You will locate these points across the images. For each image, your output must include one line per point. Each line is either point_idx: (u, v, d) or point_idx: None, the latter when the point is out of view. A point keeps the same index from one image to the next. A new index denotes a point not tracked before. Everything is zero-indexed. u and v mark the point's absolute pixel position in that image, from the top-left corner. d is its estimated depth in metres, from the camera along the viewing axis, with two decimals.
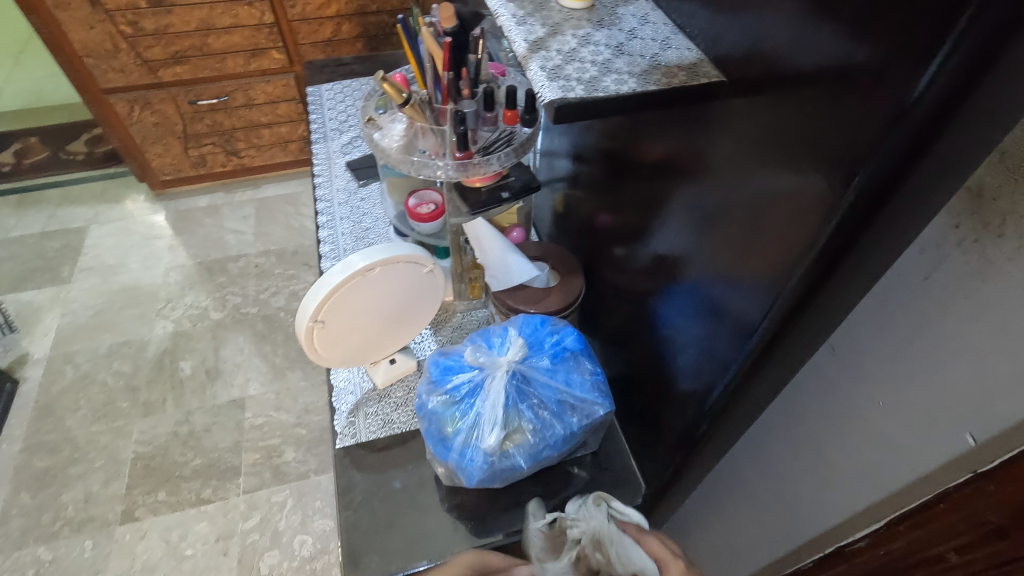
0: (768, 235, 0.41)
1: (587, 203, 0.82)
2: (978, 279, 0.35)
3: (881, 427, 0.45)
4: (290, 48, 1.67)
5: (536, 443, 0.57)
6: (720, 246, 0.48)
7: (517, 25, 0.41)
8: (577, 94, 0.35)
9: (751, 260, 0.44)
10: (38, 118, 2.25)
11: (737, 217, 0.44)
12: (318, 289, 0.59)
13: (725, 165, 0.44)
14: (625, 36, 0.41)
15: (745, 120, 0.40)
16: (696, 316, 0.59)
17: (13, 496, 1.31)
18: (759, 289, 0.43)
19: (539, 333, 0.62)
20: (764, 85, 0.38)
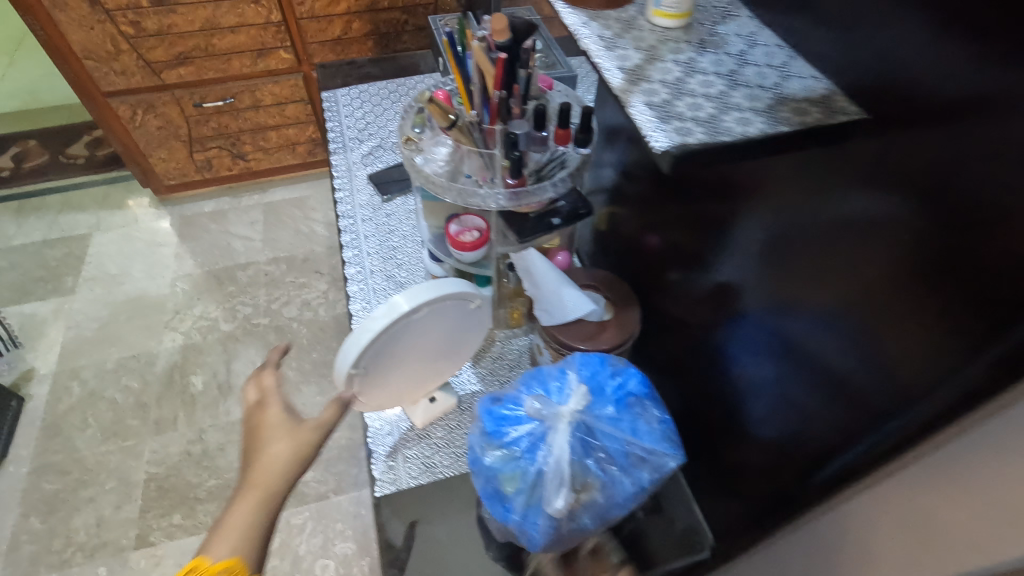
0: (898, 297, 0.35)
1: (634, 223, 0.76)
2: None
3: (942, 524, 0.34)
4: (298, 47, 1.60)
5: (604, 502, 0.52)
6: (830, 310, 0.42)
7: (607, 50, 0.35)
8: (698, 139, 0.30)
9: (869, 321, 0.38)
10: (35, 120, 2.18)
11: (854, 269, 0.39)
12: (361, 334, 0.53)
13: (842, 209, 0.39)
14: (736, 61, 0.35)
15: (899, 171, 0.34)
16: (771, 358, 0.53)
17: (22, 520, 1.26)
18: (879, 356, 0.38)
19: (599, 377, 0.57)
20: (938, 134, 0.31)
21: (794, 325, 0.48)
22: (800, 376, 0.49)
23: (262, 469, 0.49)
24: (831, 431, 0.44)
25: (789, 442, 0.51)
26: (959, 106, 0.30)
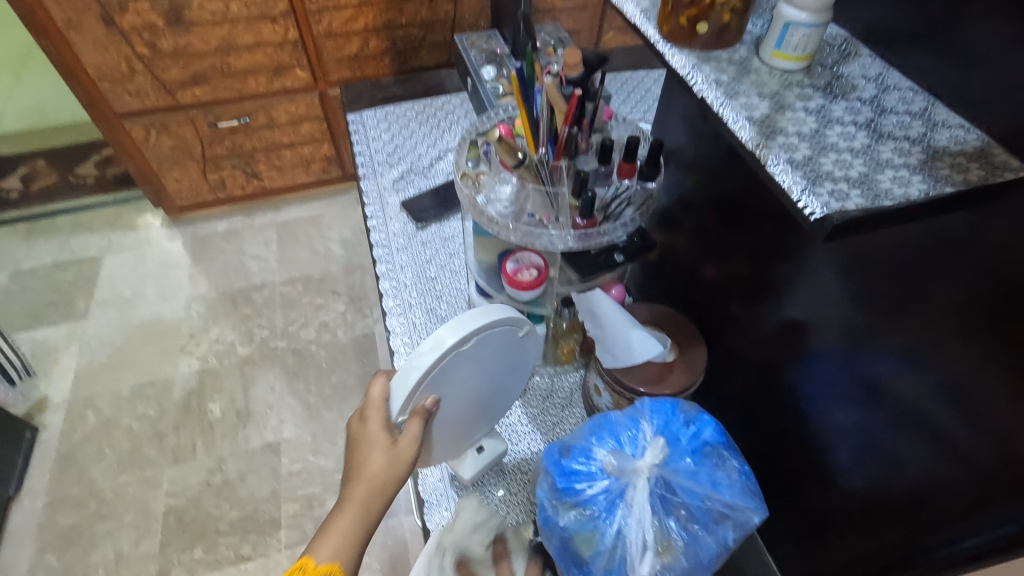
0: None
1: (691, 251, 0.72)
2: None
3: None
4: (314, 65, 1.57)
5: (688, 565, 0.48)
6: (972, 373, 0.39)
7: (728, 99, 0.36)
8: (857, 205, 0.30)
9: (1007, 384, 0.37)
10: (42, 139, 2.15)
11: (991, 329, 0.38)
12: (407, 374, 0.50)
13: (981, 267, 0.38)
14: (872, 109, 0.36)
15: None
16: (850, 402, 0.51)
17: (38, 557, 1.23)
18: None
19: (673, 425, 0.54)
20: None
21: (888, 373, 0.46)
22: (893, 426, 0.46)
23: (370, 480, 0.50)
24: (943, 488, 0.43)
25: (878, 493, 0.49)
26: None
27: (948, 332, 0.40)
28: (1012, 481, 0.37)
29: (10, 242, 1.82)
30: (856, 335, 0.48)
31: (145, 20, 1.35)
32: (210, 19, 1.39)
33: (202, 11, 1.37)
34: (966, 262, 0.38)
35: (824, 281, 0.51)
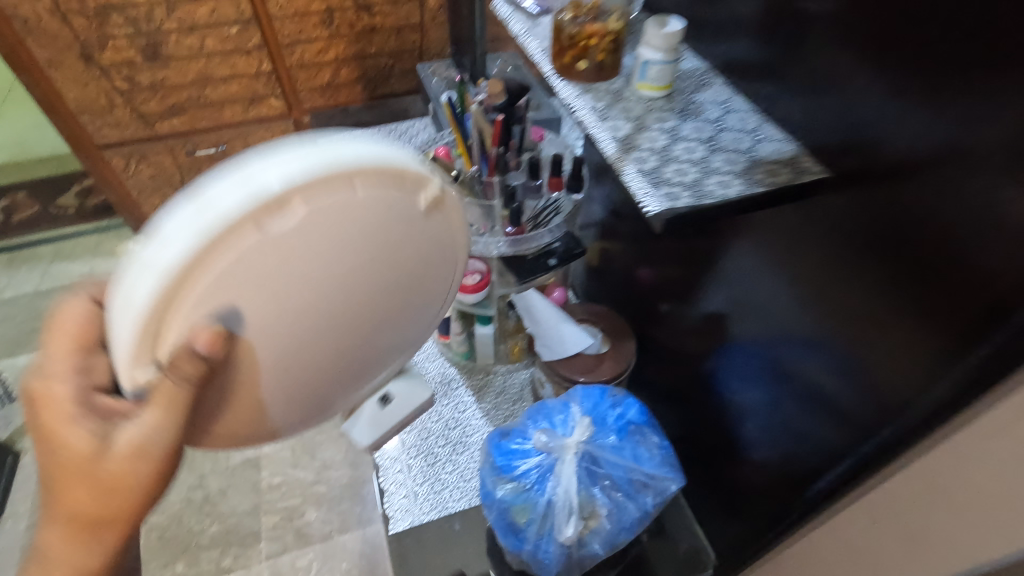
0: (877, 326, 0.40)
1: (628, 255, 0.80)
2: None
3: None
4: (288, 94, 1.65)
5: (611, 528, 0.55)
6: (829, 338, 0.45)
7: (600, 121, 0.44)
8: (685, 203, 0.37)
9: (853, 345, 0.42)
10: (23, 172, 2.19)
11: (835, 300, 0.44)
12: (140, 277, 0.30)
13: (820, 250, 0.44)
14: (713, 126, 0.43)
15: (870, 217, 0.38)
16: (761, 379, 0.57)
17: None
18: (874, 376, 0.41)
19: (601, 407, 0.60)
20: (885, 178, 0.37)
21: (786, 351, 0.52)
22: (793, 399, 0.52)
23: (67, 471, 0.35)
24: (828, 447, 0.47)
25: (784, 459, 0.55)
26: (903, 159, 0.35)
27: (812, 304, 0.47)
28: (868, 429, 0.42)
29: None
30: (764, 320, 0.55)
31: (125, 56, 1.42)
32: (187, 53, 1.46)
33: (179, 46, 1.44)
34: (811, 246, 0.45)
35: (734, 276, 0.58)
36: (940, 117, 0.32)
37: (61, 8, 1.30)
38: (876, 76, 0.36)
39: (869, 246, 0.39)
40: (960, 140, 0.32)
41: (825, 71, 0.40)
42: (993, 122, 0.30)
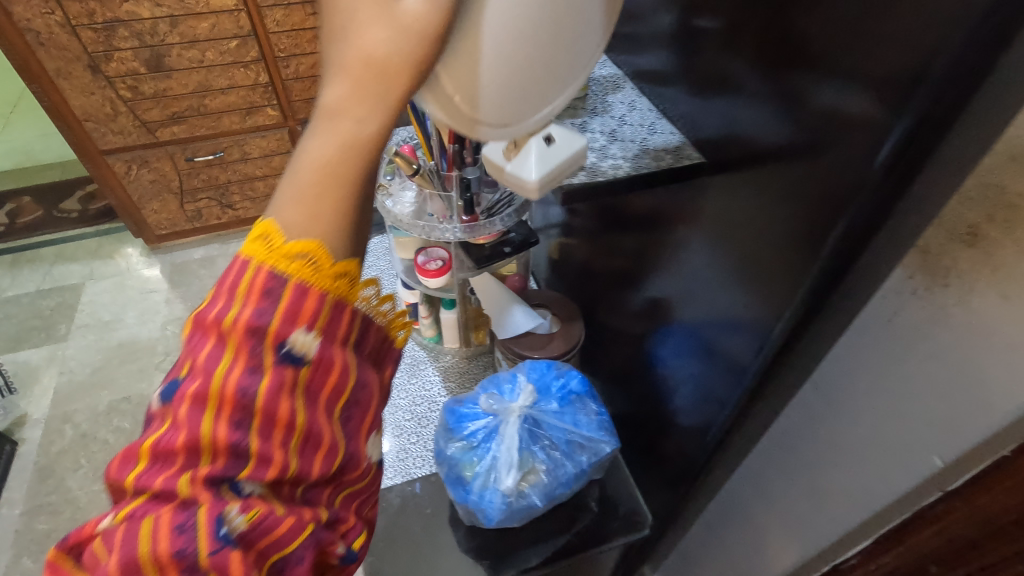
0: (779, 281, 0.48)
1: (584, 250, 0.85)
2: (934, 320, 0.40)
3: (894, 427, 0.45)
4: (284, 105, 1.74)
5: (549, 482, 0.61)
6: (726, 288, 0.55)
7: None
8: (580, 181, 0.57)
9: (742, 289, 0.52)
10: (29, 178, 2.28)
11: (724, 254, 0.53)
12: None
13: (708, 217, 0.54)
14: (617, 122, 0.61)
15: (743, 185, 0.49)
16: (694, 355, 0.63)
17: (13, 561, 1.30)
18: (757, 311, 0.51)
19: (546, 378, 0.67)
20: (751, 158, 0.46)
21: (717, 327, 0.58)
22: (711, 355, 0.60)
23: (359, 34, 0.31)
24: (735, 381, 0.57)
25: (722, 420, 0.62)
26: (761, 140, 0.45)
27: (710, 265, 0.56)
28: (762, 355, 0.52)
29: None
30: (693, 299, 0.61)
31: (129, 67, 1.51)
32: (188, 65, 1.55)
33: (181, 58, 1.53)
34: (700, 215, 0.55)
35: (665, 261, 0.64)
36: None
37: (71, 22, 1.39)
38: (751, 63, 0.45)
39: (766, 220, 0.47)
40: (800, 110, 0.41)
41: (716, 73, 0.48)
42: None
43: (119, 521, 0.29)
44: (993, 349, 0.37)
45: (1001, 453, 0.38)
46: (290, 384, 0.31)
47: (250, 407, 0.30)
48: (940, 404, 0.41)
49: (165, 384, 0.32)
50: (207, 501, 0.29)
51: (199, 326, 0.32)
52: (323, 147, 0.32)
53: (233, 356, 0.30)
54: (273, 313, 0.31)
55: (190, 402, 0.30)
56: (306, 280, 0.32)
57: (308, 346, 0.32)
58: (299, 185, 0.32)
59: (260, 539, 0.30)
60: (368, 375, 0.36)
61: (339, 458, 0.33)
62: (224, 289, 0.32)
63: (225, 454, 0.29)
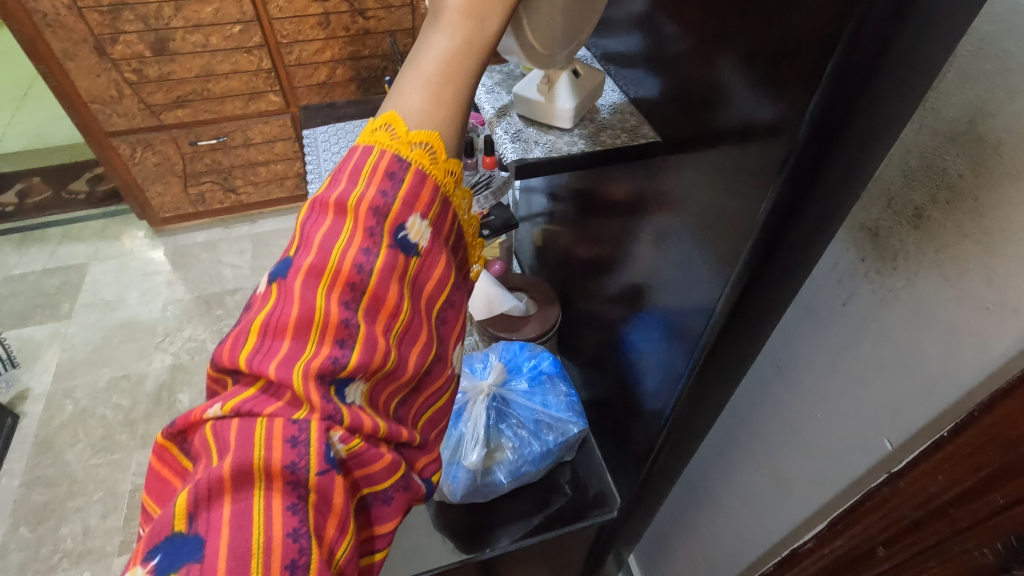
0: (715, 256, 0.46)
1: (565, 236, 0.85)
2: (882, 302, 0.40)
3: (847, 410, 0.45)
4: (287, 91, 1.76)
5: (515, 459, 0.62)
6: (679, 268, 0.54)
7: (488, 94, 0.61)
8: (535, 158, 0.52)
9: (693, 270, 0.51)
10: (40, 159, 2.32)
11: (680, 233, 0.52)
12: None
13: (667, 198, 0.53)
14: None
15: (690, 165, 0.48)
16: (661, 340, 0.62)
17: (12, 530, 1.33)
18: (703, 292, 0.49)
19: (518, 359, 0.68)
20: (699, 139, 0.46)
21: (673, 310, 0.57)
22: (672, 340, 0.58)
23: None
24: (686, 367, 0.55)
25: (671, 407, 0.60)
26: (704, 124, 0.45)
27: (671, 245, 0.54)
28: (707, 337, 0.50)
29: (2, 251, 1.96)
30: (659, 285, 0.59)
31: (134, 50, 1.53)
32: (192, 50, 1.57)
33: (185, 42, 1.55)
34: (660, 197, 0.54)
35: (635, 244, 0.63)
36: (743, 78, 0.39)
37: (77, 4, 1.41)
38: (696, 48, 0.45)
39: (710, 195, 0.45)
40: (735, 94, 0.40)
41: (678, 52, 0.48)
42: (755, 77, 0.38)
43: (228, 411, 0.28)
44: (936, 336, 0.36)
45: (939, 436, 0.37)
46: (399, 269, 0.34)
47: (368, 286, 0.32)
48: (887, 390, 0.41)
49: (276, 266, 0.33)
50: (319, 389, 0.29)
51: (318, 208, 0.34)
52: (447, 40, 0.36)
53: (357, 231, 0.33)
54: (395, 195, 0.35)
55: (310, 273, 0.31)
56: (425, 166, 0.35)
57: (421, 235, 0.36)
58: (422, 74, 0.36)
59: (368, 430, 0.31)
60: (454, 283, 0.40)
61: (429, 355, 0.36)
62: (344, 175, 0.35)
63: (341, 331, 0.31)
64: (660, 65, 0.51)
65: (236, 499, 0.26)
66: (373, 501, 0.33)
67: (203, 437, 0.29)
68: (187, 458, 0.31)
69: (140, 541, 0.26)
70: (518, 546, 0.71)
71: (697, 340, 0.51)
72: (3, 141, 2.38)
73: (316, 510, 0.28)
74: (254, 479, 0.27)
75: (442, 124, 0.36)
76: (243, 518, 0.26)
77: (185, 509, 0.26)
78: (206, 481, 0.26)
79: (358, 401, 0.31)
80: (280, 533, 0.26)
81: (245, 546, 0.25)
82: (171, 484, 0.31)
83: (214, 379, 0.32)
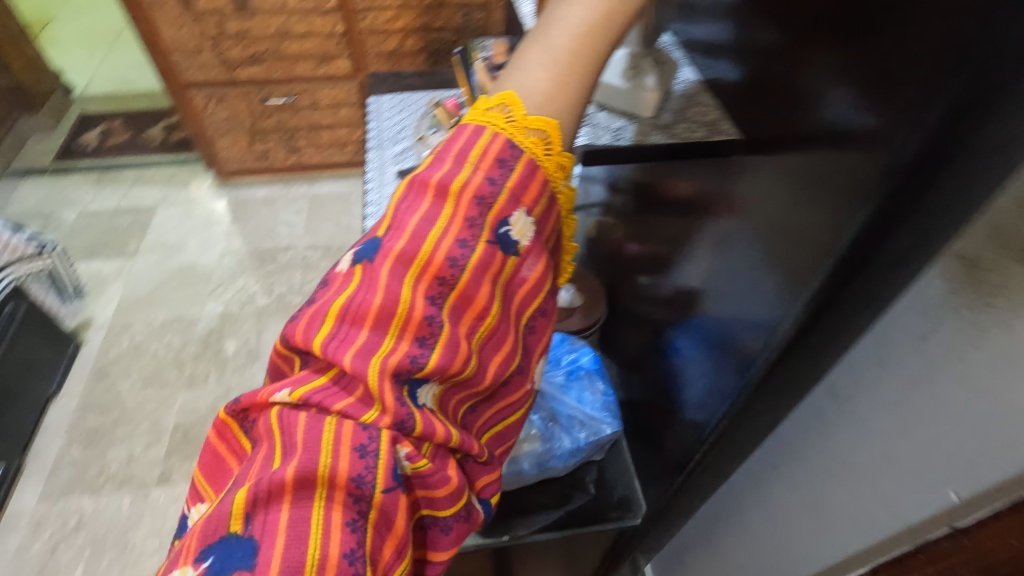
0: (785, 270, 0.43)
1: (619, 231, 0.82)
2: (971, 341, 0.35)
3: (911, 451, 0.41)
4: (356, 57, 1.77)
5: (543, 452, 0.60)
6: (739, 278, 0.51)
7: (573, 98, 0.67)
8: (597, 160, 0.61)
9: (756, 282, 0.48)
10: (122, 103, 2.43)
11: (745, 241, 0.49)
12: None
13: (734, 203, 0.50)
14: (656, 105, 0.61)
15: (766, 168, 0.45)
16: (708, 350, 0.59)
17: (65, 448, 1.42)
18: (765, 306, 0.46)
19: (558, 351, 0.67)
20: (782, 142, 0.43)
21: (728, 323, 0.54)
22: (722, 353, 0.56)
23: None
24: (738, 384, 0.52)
25: (716, 421, 0.57)
26: (792, 127, 0.42)
27: (732, 253, 0.52)
28: (766, 355, 0.47)
29: (82, 187, 2.08)
30: (714, 293, 0.57)
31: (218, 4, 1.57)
32: (271, 8, 1.60)
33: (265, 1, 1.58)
34: (727, 201, 0.51)
35: (692, 247, 0.60)
36: (846, 78, 0.36)
37: None
38: (793, 42, 0.41)
39: (785, 208, 0.43)
40: (833, 96, 0.37)
41: (772, 46, 0.44)
42: (860, 79, 0.34)
43: (297, 400, 0.28)
44: None
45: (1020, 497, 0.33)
46: (493, 270, 0.32)
47: (459, 284, 0.31)
48: (961, 440, 0.37)
49: (366, 245, 0.32)
50: (392, 389, 0.28)
51: (417, 187, 0.32)
52: (581, 17, 0.36)
53: (455, 221, 0.31)
54: (501, 186, 0.33)
55: (399, 263, 0.30)
56: (537, 159, 0.34)
57: (522, 234, 0.33)
58: (554, 52, 0.36)
59: (440, 439, 0.31)
60: (549, 289, 0.37)
61: (511, 365, 0.34)
62: (449, 155, 0.33)
63: (423, 329, 0.29)
64: (753, 58, 0.47)
65: (296, 504, 0.26)
66: (431, 525, 0.35)
67: (271, 422, 0.29)
68: (247, 440, 0.32)
69: (195, 533, 0.27)
70: (536, 538, 0.70)
71: (753, 358, 0.49)
72: (93, 82, 2.51)
73: (375, 527, 0.28)
74: (316, 488, 0.26)
75: (560, 111, 0.36)
76: (302, 526, 0.26)
77: (242, 508, 0.26)
78: (268, 478, 0.27)
79: (429, 404, 0.31)
80: (338, 551, 0.26)
81: (301, 557, 0.25)
82: (227, 463, 0.33)
83: (285, 353, 0.32)
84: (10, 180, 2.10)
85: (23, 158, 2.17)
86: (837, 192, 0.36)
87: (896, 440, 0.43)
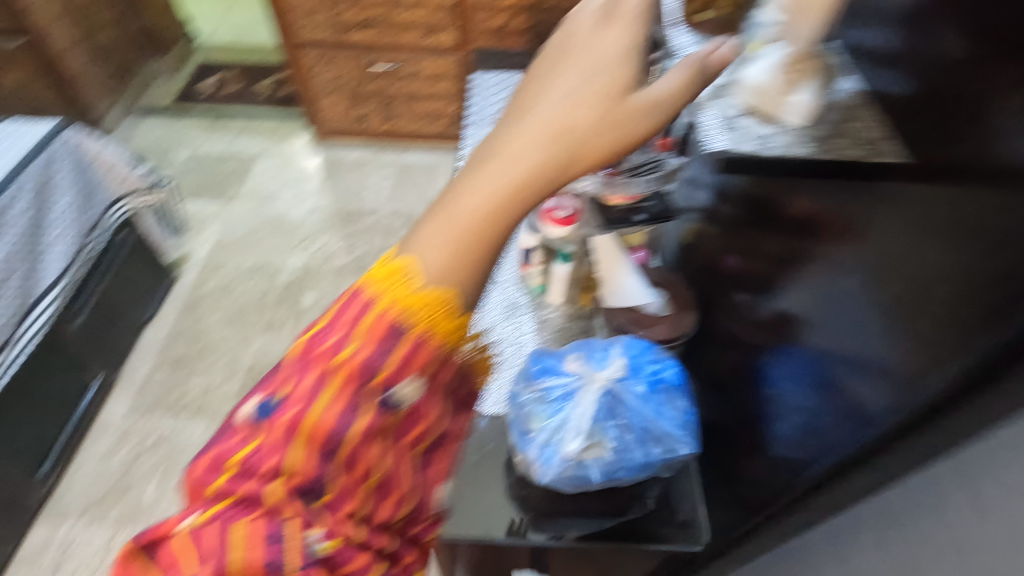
0: (924, 324, 0.37)
1: (718, 242, 0.77)
2: None
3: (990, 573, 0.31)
4: (463, 31, 1.77)
5: (613, 462, 0.58)
6: (864, 321, 0.45)
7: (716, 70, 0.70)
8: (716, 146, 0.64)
9: (884, 329, 0.42)
10: (239, 54, 2.57)
11: (877, 282, 0.43)
12: None
13: (870, 238, 0.44)
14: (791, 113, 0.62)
15: (921, 203, 0.39)
16: (811, 387, 0.54)
17: (154, 369, 1.54)
18: (893, 360, 0.41)
19: (641, 358, 0.62)
20: (953, 176, 0.37)
21: (839, 363, 0.49)
22: (828, 395, 0.50)
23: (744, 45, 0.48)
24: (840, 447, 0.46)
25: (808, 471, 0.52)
26: (972, 158, 0.36)
27: (857, 292, 0.46)
28: (885, 415, 0.41)
29: (195, 129, 2.22)
30: (825, 328, 0.51)
31: None
32: None
33: None
34: (861, 234, 0.46)
35: (805, 272, 0.55)
36: None
37: None
38: (994, 59, 0.35)
39: (915, 255, 0.39)
40: None
41: (960, 64, 0.38)
42: None
43: (203, 521, 0.29)
44: None
45: None
46: (380, 432, 0.30)
47: (346, 445, 0.29)
48: None
49: (256, 404, 0.31)
50: (277, 540, 0.28)
51: (305, 357, 0.30)
52: (535, 151, 0.32)
53: (334, 394, 0.29)
54: (387, 356, 0.30)
55: (283, 430, 0.29)
56: (420, 334, 0.30)
57: (408, 396, 0.30)
58: (449, 210, 0.32)
59: (333, 550, 0.29)
60: (458, 432, 0.34)
61: (415, 508, 0.31)
62: (340, 322, 0.31)
63: (305, 486, 0.29)
64: (939, 74, 0.41)
65: None
66: None
67: (172, 553, 0.29)
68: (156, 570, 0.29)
69: None
70: (585, 542, 0.69)
71: (865, 416, 0.44)
72: (215, 31, 2.66)
73: None
74: None
75: (459, 277, 0.31)
76: None
77: None
78: None
79: (319, 542, 0.29)
80: None
81: None
82: None
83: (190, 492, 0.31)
84: (134, 116, 2.26)
85: (148, 97, 2.34)
86: (1008, 250, 0.30)
87: (918, 549, 0.37)
